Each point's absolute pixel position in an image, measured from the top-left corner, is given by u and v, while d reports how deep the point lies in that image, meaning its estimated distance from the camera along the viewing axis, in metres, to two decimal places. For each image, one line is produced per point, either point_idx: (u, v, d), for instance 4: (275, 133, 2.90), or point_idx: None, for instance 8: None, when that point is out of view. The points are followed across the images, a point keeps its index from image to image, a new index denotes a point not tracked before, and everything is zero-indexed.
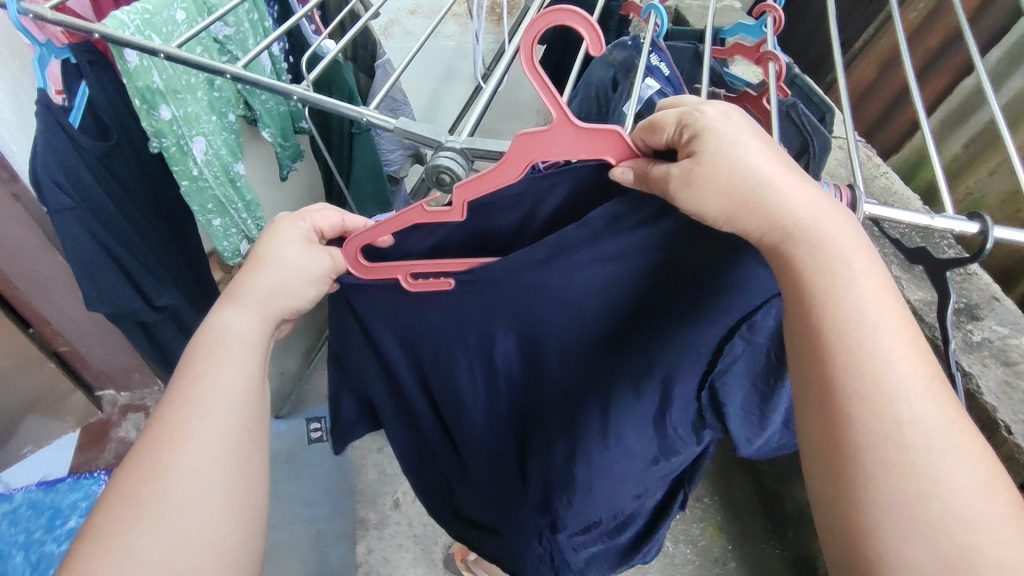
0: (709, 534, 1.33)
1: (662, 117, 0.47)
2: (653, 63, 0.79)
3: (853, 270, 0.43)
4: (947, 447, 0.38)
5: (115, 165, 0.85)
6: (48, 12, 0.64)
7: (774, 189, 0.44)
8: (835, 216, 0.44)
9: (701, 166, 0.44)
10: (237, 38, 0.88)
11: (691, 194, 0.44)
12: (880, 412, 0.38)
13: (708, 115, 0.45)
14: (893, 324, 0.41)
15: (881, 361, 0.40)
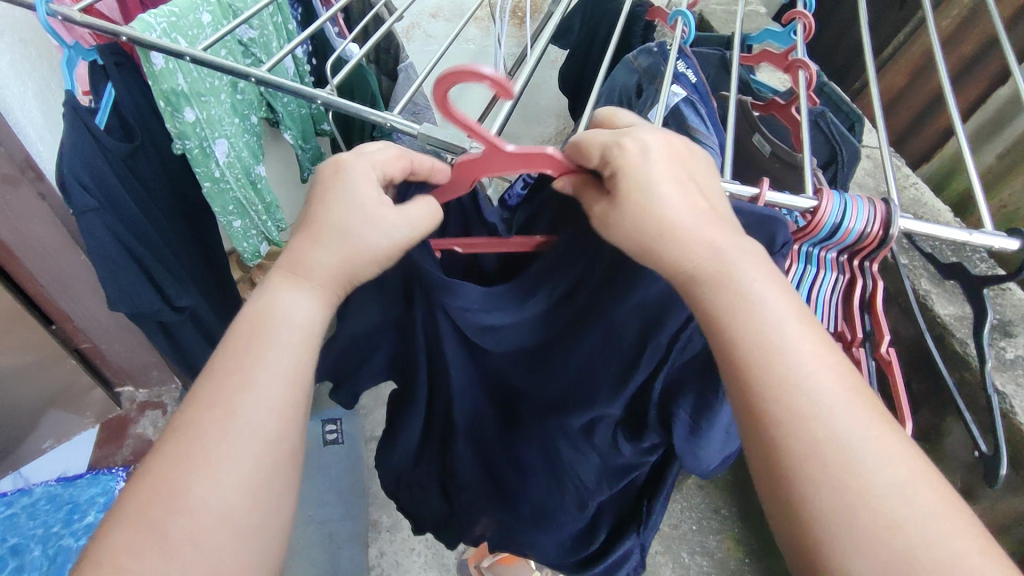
0: (726, 547, 1.30)
1: (586, 142, 0.49)
2: (679, 69, 0.78)
3: (750, 285, 0.45)
4: (858, 439, 0.40)
5: (139, 167, 0.85)
6: (76, 14, 0.65)
7: (686, 224, 0.46)
8: (733, 243, 0.46)
9: (618, 203, 0.47)
10: (261, 41, 0.88)
11: (610, 229, 0.48)
12: (806, 432, 0.41)
13: (626, 151, 0.47)
14: (804, 340, 0.44)
15: (794, 380, 0.42)
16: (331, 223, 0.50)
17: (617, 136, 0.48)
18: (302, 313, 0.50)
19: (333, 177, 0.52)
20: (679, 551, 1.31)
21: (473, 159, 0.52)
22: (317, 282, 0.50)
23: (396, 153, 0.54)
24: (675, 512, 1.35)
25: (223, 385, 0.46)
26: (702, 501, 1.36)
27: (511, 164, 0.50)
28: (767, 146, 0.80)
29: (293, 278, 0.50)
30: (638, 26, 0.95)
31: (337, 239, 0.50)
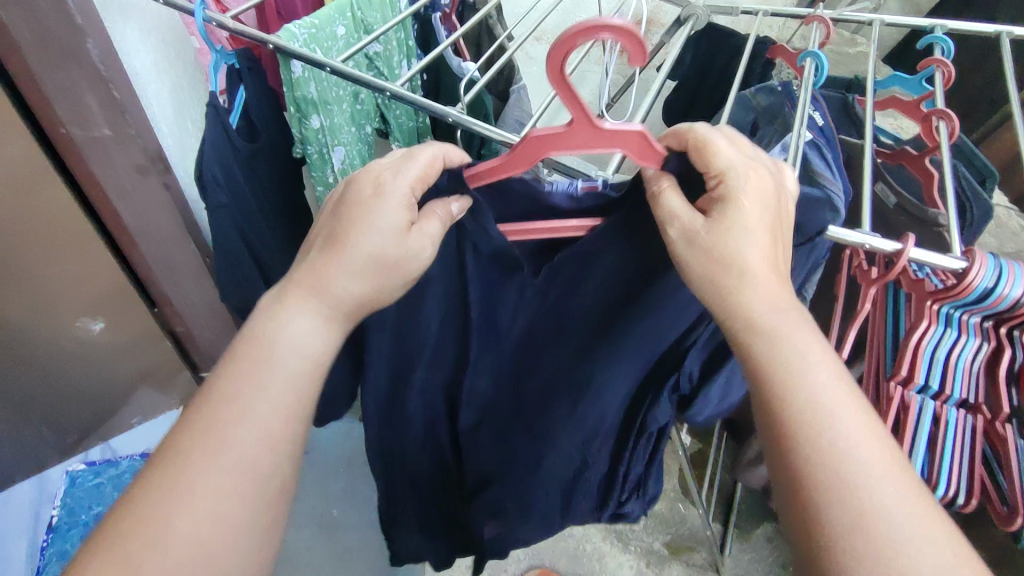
0: None
1: (713, 151, 0.50)
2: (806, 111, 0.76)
3: (808, 362, 0.47)
4: (900, 517, 0.40)
5: (259, 167, 0.89)
6: (230, 22, 0.71)
7: (749, 256, 0.48)
8: (786, 300, 0.49)
9: (713, 228, 0.49)
10: (385, 55, 0.90)
11: (689, 246, 0.49)
12: (841, 492, 0.41)
13: (746, 181, 0.49)
14: (845, 411, 0.45)
15: (834, 443, 0.43)
16: (369, 226, 0.52)
17: (736, 164, 0.49)
18: (320, 339, 0.53)
19: (373, 177, 0.54)
20: None
21: (553, 133, 0.51)
22: (331, 309, 0.53)
23: (429, 159, 0.55)
24: (741, 562, 1.30)
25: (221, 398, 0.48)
26: (770, 555, 1.31)
27: (594, 140, 0.51)
28: (892, 197, 0.77)
29: (314, 286, 0.53)
30: (756, 63, 0.94)
31: (366, 260, 0.53)
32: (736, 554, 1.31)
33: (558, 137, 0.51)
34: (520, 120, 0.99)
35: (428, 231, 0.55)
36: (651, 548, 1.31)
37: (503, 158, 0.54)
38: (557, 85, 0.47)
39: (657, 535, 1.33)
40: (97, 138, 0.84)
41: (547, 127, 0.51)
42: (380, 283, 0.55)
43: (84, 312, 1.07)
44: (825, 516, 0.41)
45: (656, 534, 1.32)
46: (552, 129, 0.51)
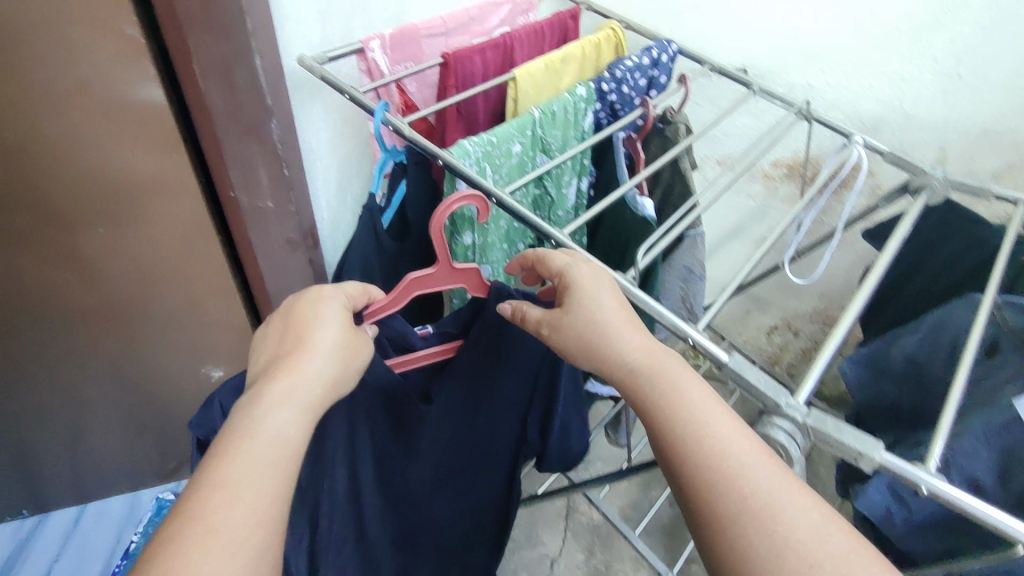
0: None
1: (552, 260, 0.62)
2: None
3: (678, 383, 0.53)
4: (777, 487, 0.46)
5: (401, 267, 0.84)
6: (408, 129, 0.68)
7: (617, 336, 0.56)
8: (662, 355, 0.56)
9: (573, 313, 0.58)
10: (556, 175, 0.84)
11: (558, 332, 0.58)
12: (722, 477, 0.47)
13: (579, 274, 0.60)
14: (712, 411, 0.51)
15: (708, 435, 0.49)
16: (320, 343, 0.54)
17: (569, 262, 0.61)
18: (296, 422, 0.49)
19: (310, 301, 0.57)
20: None
21: (422, 275, 0.60)
22: (310, 401, 0.51)
23: (357, 287, 0.60)
24: None
25: (219, 485, 0.43)
26: None
27: (450, 279, 0.62)
28: None
29: (285, 395, 0.50)
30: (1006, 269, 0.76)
31: (325, 350, 0.54)
32: None
33: (421, 280, 0.61)
34: (688, 267, 0.88)
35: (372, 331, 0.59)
36: None
37: (383, 301, 0.61)
38: (434, 237, 0.56)
39: None
40: (258, 208, 0.84)
41: (416, 270, 0.60)
42: (337, 375, 0.54)
43: (207, 358, 1.08)
44: (733, 519, 0.45)
45: None
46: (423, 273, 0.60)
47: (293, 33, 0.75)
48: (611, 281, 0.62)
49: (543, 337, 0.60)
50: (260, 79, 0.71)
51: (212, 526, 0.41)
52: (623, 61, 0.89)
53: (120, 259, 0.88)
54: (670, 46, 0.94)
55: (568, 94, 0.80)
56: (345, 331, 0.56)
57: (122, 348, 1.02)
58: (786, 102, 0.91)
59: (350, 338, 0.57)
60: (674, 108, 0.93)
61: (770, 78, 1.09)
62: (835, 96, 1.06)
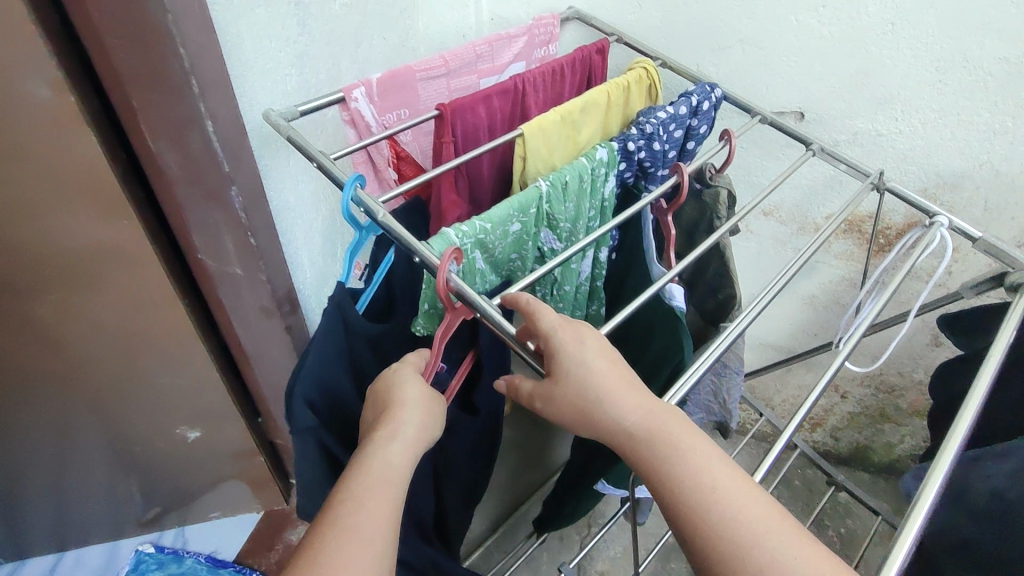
0: None
1: (540, 320, 0.52)
2: None
3: (683, 444, 0.48)
4: (799, 563, 0.43)
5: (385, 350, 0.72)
6: (383, 213, 0.56)
7: (614, 398, 0.50)
8: (662, 414, 0.50)
9: (561, 385, 0.51)
10: None
11: (550, 404, 0.52)
12: (739, 556, 0.43)
13: (564, 341, 0.50)
14: (720, 473, 0.47)
15: (717, 509, 0.45)
16: (412, 395, 0.53)
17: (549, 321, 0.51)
18: (402, 462, 0.50)
19: (389, 378, 0.55)
20: None
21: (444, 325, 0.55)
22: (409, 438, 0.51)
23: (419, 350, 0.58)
24: None
25: (340, 532, 0.45)
26: None
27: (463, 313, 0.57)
28: None
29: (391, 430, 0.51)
30: None
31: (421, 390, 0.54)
32: None
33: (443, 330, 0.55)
34: (723, 362, 0.75)
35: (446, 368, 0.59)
36: None
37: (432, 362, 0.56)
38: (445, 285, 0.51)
39: None
40: (226, 272, 0.73)
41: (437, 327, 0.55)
42: (426, 422, 0.53)
43: (184, 416, 0.99)
44: None
45: None
46: (444, 328, 0.54)
47: (260, 86, 0.63)
48: (598, 334, 0.53)
49: (538, 408, 0.54)
50: (214, 144, 0.60)
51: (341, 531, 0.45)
52: (656, 110, 0.75)
53: (77, 321, 0.79)
54: (714, 92, 0.80)
55: (586, 158, 0.67)
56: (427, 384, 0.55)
57: (91, 405, 0.93)
58: (854, 168, 0.80)
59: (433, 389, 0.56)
60: (715, 166, 0.79)
61: (829, 124, 0.93)
62: (908, 148, 0.90)
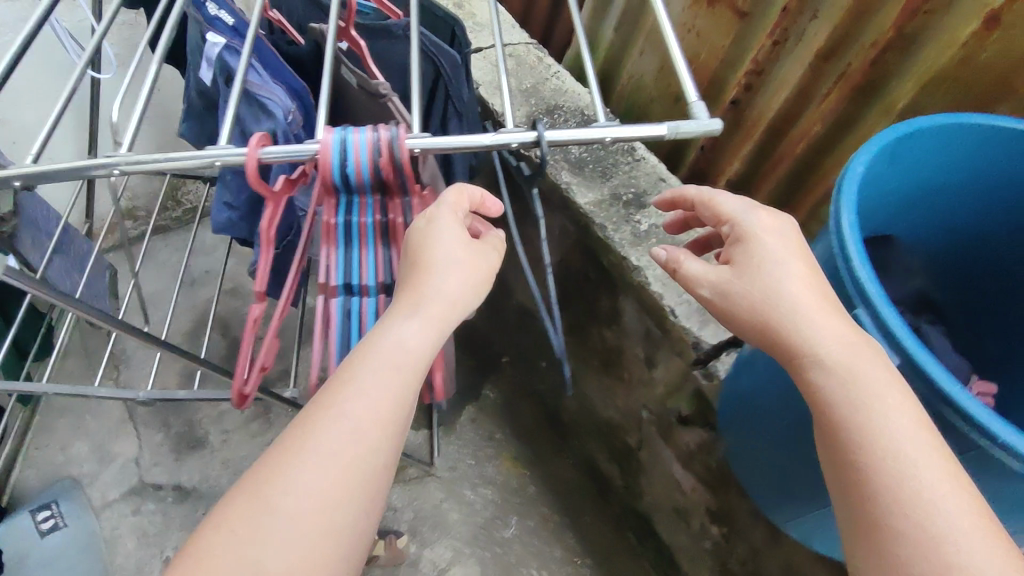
0: (506, 469, 1.29)
1: (720, 204, 0.51)
2: (211, 11, 0.66)
3: (788, 264, 0.46)
4: (913, 435, 0.40)
5: None
6: None
7: (811, 321, 0.44)
8: (867, 347, 0.43)
9: (749, 255, 0.47)
10: None
11: (716, 282, 0.48)
12: (870, 430, 0.40)
13: (759, 222, 0.48)
14: (826, 318, 0.44)
15: (872, 386, 0.41)
16: (433, 258, 0.50)
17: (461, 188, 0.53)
18: (366, 434, 0.44)
19: (421, 225, 0.51)
20: (462, 489, 1.26)
21: None
22: (426, 312, 0.48)
23: (458, 191, 0.52)
24: (451, 454, 1.30)
25: (287, 461, 0.42)
26: (476, 433, 1.32)
27: None
28: (352, 78, 0.71)
29: (402, 321, 0.48)
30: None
31: (439, 290, 0.49)
32: (445, 449, 1.30)
33: None
34: None
35: (490, 242, 0.54)
36: None
37: None
38: None
39: None
40: None
41: None
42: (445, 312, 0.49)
43: None
44: (869, 467, 0.40)
45: None
46: None
47: None
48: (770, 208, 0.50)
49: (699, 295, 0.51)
50: None
51: (311, 457, 0.42)
52: None
53: None
54: None
55: None
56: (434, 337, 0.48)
57: None
58: None
59: (448, 307, 0.49)
60: None
61: None
62: None
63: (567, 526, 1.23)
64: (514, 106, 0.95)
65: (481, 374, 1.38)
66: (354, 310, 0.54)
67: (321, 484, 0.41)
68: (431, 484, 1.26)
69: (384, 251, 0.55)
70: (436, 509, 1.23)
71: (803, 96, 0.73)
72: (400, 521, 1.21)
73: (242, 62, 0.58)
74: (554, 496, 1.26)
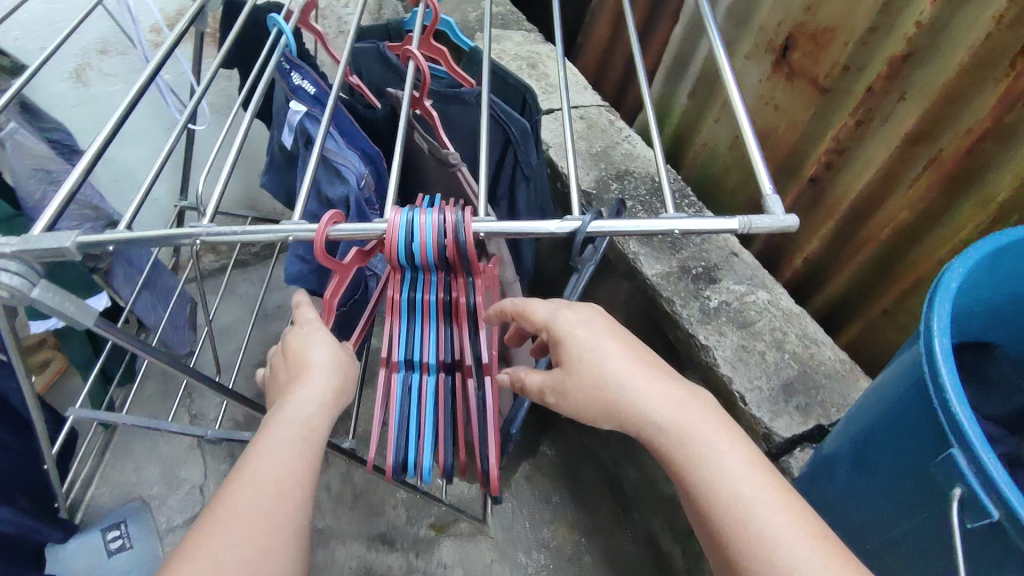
0: (560, 534, 1.18)
1: (531, 313, 0.50)
2: (295, 82, 0.69)
3: (603, 347, 0.47)
4: (760, 496, 0.41)
5: None
6: None
7: (635, 390, 0.45)
8: (693, 406, 0.45)
9: (566, 348, 0.48)
10: None
11: (562, 397, 0.47)
12: (719, 498, 0.41)
13: (568, 320, 0.48)
14: (648, 382, 0.46)
15: (710, 461, 0.42)
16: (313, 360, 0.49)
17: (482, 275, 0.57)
18: (280, 476, 0.43)
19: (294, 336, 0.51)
20: (515, 552, 1.16)
21: None
22: (327, 397, 0.48)
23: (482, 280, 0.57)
24: (505, 513, 1.20)
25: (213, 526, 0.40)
26: (532, 493, 1.23)
27: None
28: (424, 144, 0.73)
29: (293, 402, 0.47)
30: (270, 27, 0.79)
31: (321, 368, 0.49)
32: (498, 507, 1.21)
33: None
34: (39, 168, 0.79)
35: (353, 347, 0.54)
36: (417, 536, 1.17)
37: None
38: None
39: (420, 519, 1.19)
40: None
41: None
42: (341, 386, 0.50)
43: None
44: (740, 542, 0.39)
45: (420, 520, 1.19)
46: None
47: None
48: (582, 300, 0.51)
49: (548, 402, 0.49)
50: None
51: (222, 517, 0.41)
52: None
53: None
54: None
55: None
56: (332, 408, 0.48)
57: None
58: None
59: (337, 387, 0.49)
60: None
61: None
62: None
63: None
64: (584, 169, 0.94)
65: (538, 431, 1.30)
66: (415, 388, 0.54)
67: (253, 533, 0.40)
68: (483, 543, 1.17)
69: (446, 330, 0.55)
70: (486, 571, 1.14)
71: (890, 178, 0.69)
72: None
73: (321, 125, 0.59)
74: (609, 569, 1.14)
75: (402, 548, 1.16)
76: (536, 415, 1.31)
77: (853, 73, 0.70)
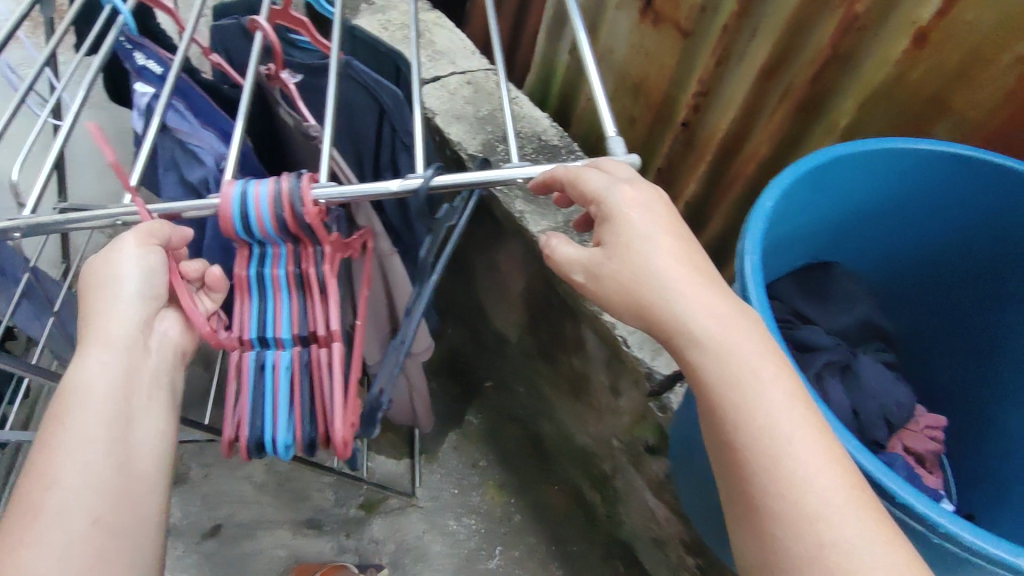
0: (489, 497, 1.20)
1: (585, 182, 0.48)
2: (139, 63, 0.67)
3: (655, 243, 0.45)
4: (788, 419, 0.40)
5: None
6: None
7: (678, 295, 0.44)
8: (739, 320, 0.43)
9: (616, 236, 0.46)
10: None
11: (592, 277, 0.47)
12: (744, 413, 0.40)
13: (623, 201, 0.46)
14: (702, 286, 0.44)
15: (743, 373, 0.41)
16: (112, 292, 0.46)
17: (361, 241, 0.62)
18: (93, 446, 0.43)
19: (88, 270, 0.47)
20: (445, 520, 1.17)
21: None
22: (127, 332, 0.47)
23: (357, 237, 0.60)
24: (434, 483, 1.21)
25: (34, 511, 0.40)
26: (460, 461, 1.24)
27: None
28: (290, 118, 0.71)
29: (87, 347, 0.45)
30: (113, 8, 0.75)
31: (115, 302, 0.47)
32: (427, 478, 1.21)
33: None
34: None
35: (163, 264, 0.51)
36: (347, 517, 1.17)
37: None
38: None
39: (348, 500, 1.19)
40: None
41: None
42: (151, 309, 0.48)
43: None
44: (757, 456, 0.39)
45: (348, 501, 1.18)
46: None
47: None
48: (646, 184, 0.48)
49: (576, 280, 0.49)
50: None
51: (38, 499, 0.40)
52: None
53: None
54: None
55: None
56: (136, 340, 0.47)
57: None
58: None
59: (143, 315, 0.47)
60: None
61: None
62: None
63: (553, 557, 1.14)
64: (471, 134, 0.94)
65: (463, 400, 1.30)
66: (267, 366, 0.53)
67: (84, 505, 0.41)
68: (413, 516, 1.18)
69: (298, 302, 0.53)
70: (417, 542, 1.15)
71: (751, 117, 0.72)
72: (381, 554, 1.14)
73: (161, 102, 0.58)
74: (537, 525, 1.17)
75: (331, 531, 1.16)
76: (459, 384, 1.31)
77: (711, 14, 0.71)
